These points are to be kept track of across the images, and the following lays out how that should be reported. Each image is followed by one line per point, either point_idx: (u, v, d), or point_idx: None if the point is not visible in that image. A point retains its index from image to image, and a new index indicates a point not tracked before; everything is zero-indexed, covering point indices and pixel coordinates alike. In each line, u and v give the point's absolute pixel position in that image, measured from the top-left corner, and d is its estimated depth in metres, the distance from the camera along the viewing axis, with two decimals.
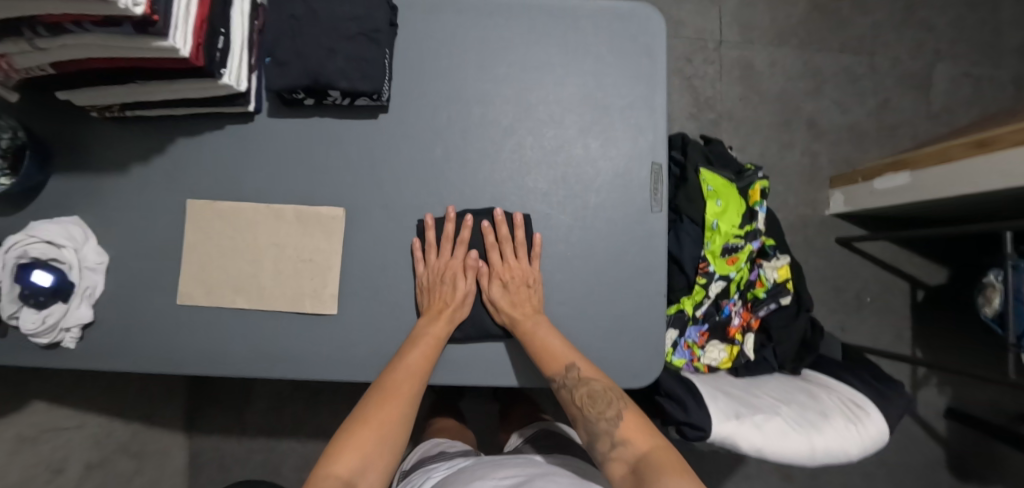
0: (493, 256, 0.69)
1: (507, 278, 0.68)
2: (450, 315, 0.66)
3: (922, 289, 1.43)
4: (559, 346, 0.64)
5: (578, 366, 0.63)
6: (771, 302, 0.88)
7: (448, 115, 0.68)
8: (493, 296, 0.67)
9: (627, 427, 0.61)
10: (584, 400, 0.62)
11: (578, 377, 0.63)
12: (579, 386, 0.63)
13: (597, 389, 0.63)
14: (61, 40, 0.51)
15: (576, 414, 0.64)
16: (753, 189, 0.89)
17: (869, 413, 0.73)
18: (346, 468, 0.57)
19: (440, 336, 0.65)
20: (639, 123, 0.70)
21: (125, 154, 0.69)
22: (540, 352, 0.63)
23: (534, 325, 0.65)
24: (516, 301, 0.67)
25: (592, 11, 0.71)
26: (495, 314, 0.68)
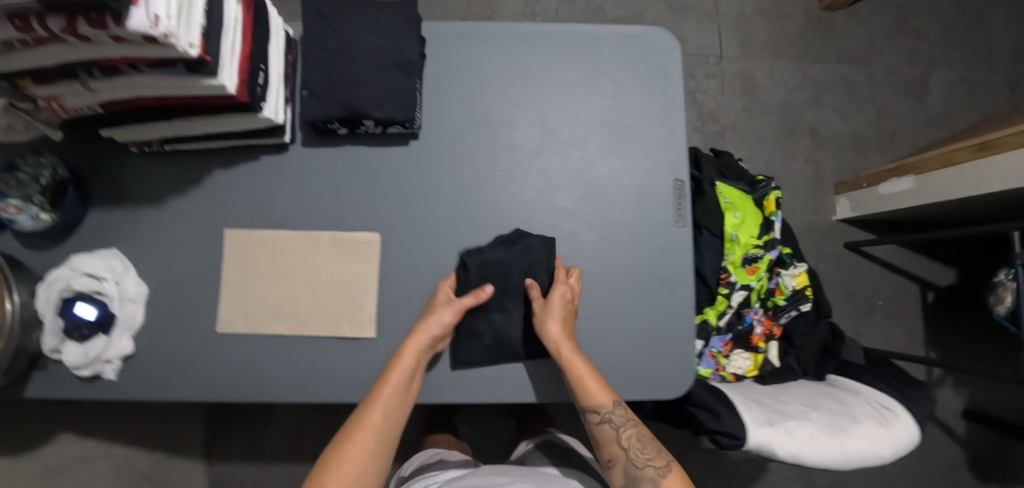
0: (556, 271, 0.68)
1: (568, 295, 0.66)
2: (425, 332, 0.63)
3: (932, 290, 1.45)
4: (596, 383, 0.63)
5: (624, 405, 0.66)
6: (792, 309, 0.90)
7: (475, 139, 0.70)
8: (551, 303, 0.65)
9: (671, 478, 0.65)
10: (632, 442, 0.67)
11: (625, 419, 0.66)
12: (626, 426, 0.66)
13: (644, 434, 0.68)
14: (114, 81, 0.53)
15: (619, 455, 0.67)
16: (767, 199, 0.91)
17: (898, 414, 0.74)
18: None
19: (413, 361, 0.63)
20: (661, 141, 0.72)
21: (161, 186, 0.71)
22: (578, 379, 0.63)
23: (575, 352, 0.64)
24: (567, 320, 0.66)
25: (610, 36, 0.73)
26: (545, 321, 0.64)
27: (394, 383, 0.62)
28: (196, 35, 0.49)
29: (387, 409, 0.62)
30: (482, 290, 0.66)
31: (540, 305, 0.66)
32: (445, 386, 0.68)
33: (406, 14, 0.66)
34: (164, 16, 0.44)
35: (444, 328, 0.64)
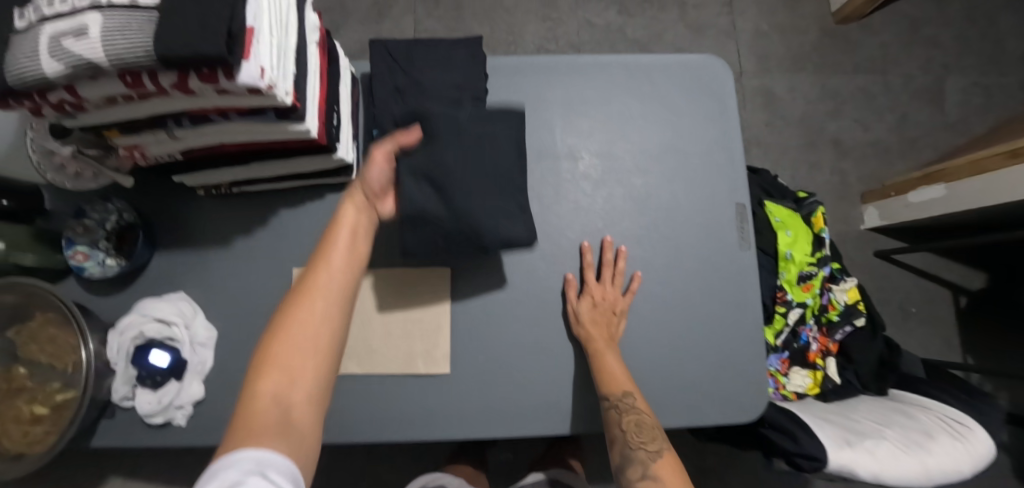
0: (588, 275, 0.69)
1: (599, 299, 0.67)
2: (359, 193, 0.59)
3: (965, 295, 1.45)
4: (617, 371, 0.64)
5: (638, 396, 0.63)
6: (846, 325, 0.90)
7: (539, 171, 0.72)
8: (579, 309, 0.67)
9: (662, 464, 0.61)
10: (631, 427, 0.62)
11: (632, 405, 0.62)
12: (630, 412, 0.62)
13: (645, 421, 0.62)
14: (200, 129, 0.54)
15: (615, 436, 0.62)
16: (815, 216, 0.92)
17: (972, 429, 0.73)
18: (275, 383, 0.47)
19: (353, 219, 0.57)
20: (720, 166, 0.73)
21: (228, 227, 0.71)
22: (598, 372, 0.64)
23: (605, 347, 0.65)
24: (598, 320, 0.66)
25: (664, 65, 0.75)
26: (572, 325, 0.67)
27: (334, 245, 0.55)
28: (290, 84, 0.50)
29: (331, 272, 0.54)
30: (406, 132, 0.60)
31: (574, 306, 0.67)
32: (520, 421, 0.67)
33: (471, 51, 0.68)
34: (268, 67, 0.45)
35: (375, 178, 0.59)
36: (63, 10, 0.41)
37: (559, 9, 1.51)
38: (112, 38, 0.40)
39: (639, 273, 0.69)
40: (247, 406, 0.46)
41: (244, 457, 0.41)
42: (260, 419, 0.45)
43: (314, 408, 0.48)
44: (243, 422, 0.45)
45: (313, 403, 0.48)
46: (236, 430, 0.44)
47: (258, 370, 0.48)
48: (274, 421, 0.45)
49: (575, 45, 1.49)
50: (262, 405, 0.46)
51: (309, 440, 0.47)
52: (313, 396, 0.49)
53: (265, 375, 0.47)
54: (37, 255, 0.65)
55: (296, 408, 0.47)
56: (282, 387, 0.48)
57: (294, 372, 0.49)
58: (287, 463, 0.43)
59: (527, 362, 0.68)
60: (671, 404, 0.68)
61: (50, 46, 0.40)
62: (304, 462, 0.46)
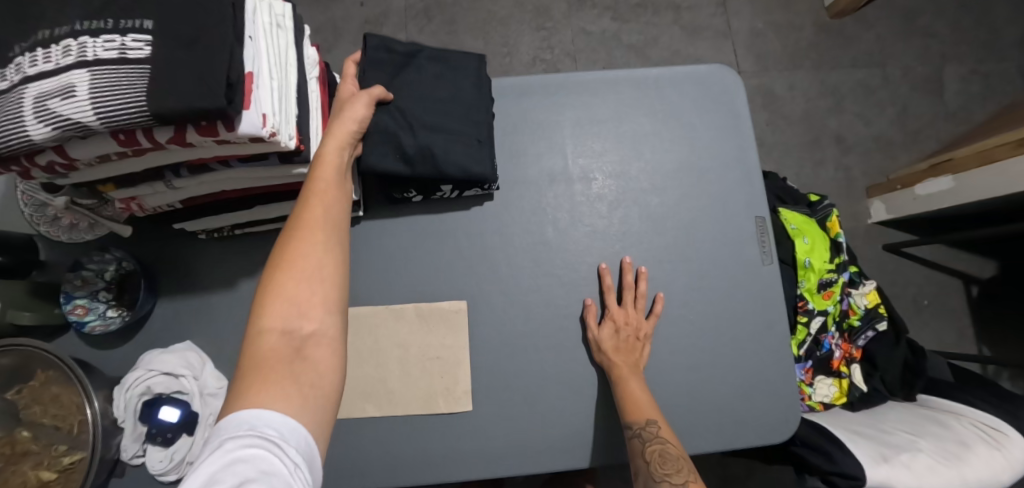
0: (609, 298, 0.66)
1: (621, 322, 0.65)
2: (343, 127, 0.55)
3: (976, 285, 1.44)
4: (644, 398, 0.61)
5: (660, 423, 0.60)
6: (868, 330, 0.90)
7: (552, 194, 0.70)
8: (600, 336, 0.64)
9: None
10: (654, 457, 0.58)
11: (656, 434, 0.59)
12: (652, 441, 0.59)
13: (671, 451, 0.59)
14: (199, 178, 0.51)
15: (638, 467, 0.59)
16: (830, 220, 0.91)
17: (1009, 435, 0.70)
18: (281, 319, 0.45)
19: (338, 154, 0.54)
20: (737, 179, 0.71)
21: (232, 271, 0.69)
22: (623, 400, 0.61)
23: (631, 375, 0.62)
24: (622, 347, 0.64)
25: (674, 78, 0.73)
26: (594, 353, 0.65)
27: (322, 176, 0.52)
28: (293, 127, 0.47)
29: (326, 202, 0.51)
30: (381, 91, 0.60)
31: (595, 331, 0.65)
32: (547, 455, 0.64)
33: (475, 77, 0.65)
34: (271, 114, 0.43)
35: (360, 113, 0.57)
36: (45, 67, 0.38)
37: (552, 18, 1.49)
38: (102, 97, 0.37)
39: (661, 294, 0.67)
40: (256, 346, 0.44)
41: (259, 418, 0.39)
42: (270, 359, 0.43)
43: (326, 341, 0.46)
44: (252, 364, 0.43)
45: (325, 336, 0.46)
46: (249, 374, 0.43)
47: (260, 308, 0.46)
48: (285, 359, 0.43)
49: (571, 54, 1.48)
50: (270, 344, 0.44)
51: (324, 377, 0.45)
52: (324, 329, 0.46)
53: (269, 311, 0.45)
54: (34, 313, 0.62)
55: (309, 343, 0.45)
56: (288, 320, 0.45)
57: (301, 305, 0.46)
58: (302, 432, 0.40)
59: (551, 394, 0.66)
60: (703, 431, 0.66)
61: (34, 107, 0.37)
62: (322, 403, 0.44)
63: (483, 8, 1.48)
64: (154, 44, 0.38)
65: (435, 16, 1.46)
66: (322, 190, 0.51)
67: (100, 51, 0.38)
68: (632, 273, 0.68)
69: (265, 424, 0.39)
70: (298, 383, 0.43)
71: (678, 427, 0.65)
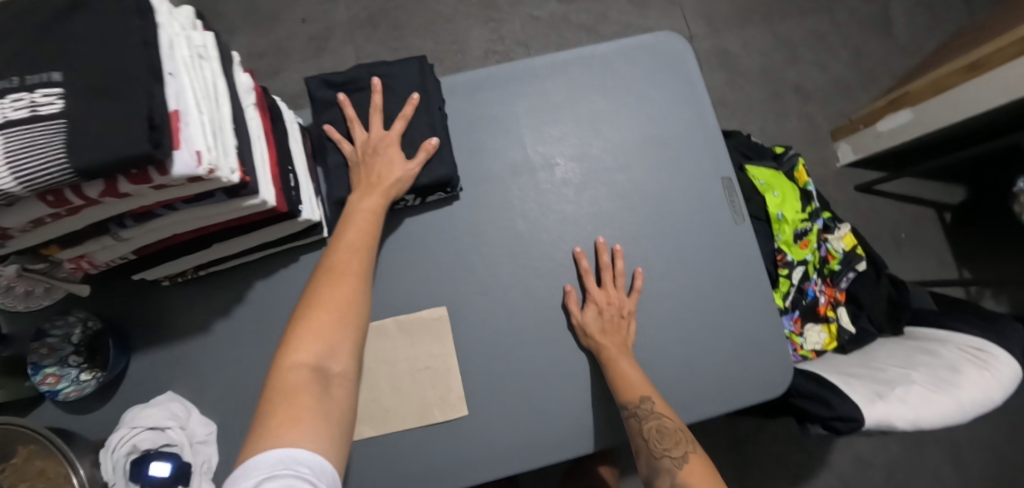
0: (588, 282, 0.66)
1: (603, 304, 0.64)
2: (386, 187, 0.59)
3: (949, 211, 1.48)
4: (636, 375, 0.61)
5: (654, 400, 0.60)
6: (849, 272, 0.91)
7: (517, 187, 0.69)
8: (585, 320, 0.64)
9: (692, 472, 0.57)
10: (652, 434, 0.58)
11: (650, 410, 0.59)
12: (649, 418, 0.59)
13: (667, 425, 0.59)
14: (147, 225, 0.49)
15: (639, 446, 0.59)
16: (797, 170, 0.92)
17: (996, 354, 0.71)
18: (312, 355, 0.49)
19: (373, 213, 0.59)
20: (700, 144, 0.71)
21: (206, 313, 0.67)
22: (615, 381, 0.61)
23: (619, 353, 0.62)
24: (607, 328, 0.63)
25: (624, 52, 0.73)
26: (581, 338, 0.64)
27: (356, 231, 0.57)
28: (234, 160, 0.45)
29: (360, 255, 0.56)
30: (428, 143, 0.60)
31: (578, 315, 0.64)
32: (550, 448, 0.64)
33: (420, 80, 0.63)
34: (205, 150, 0.41)
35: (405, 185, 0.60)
36: None
37: (500, 9, 1.47)
38: (17, 160, 0.35)
39: (639, 270, 0.67)
40: (284, 379, 0.47)
41: (292, 455, 0.42)
42: (297, 391, 0.46)
43: (349, 380, 0.50)
44: (279, 396, 0.46)
45: (348, 375, 0.50)
46: (274, 405, 0.46)
47: (289, 344, 0.49)
48: (314, 393, 0.47)
49: (523, 42, 1.46)
50: (298, 378, 0.47)
51: (344, 409, 0.48)
52: (349, 370, 0.50)
53: (301, 348, 0.49)
54: (4, 389, 0.60)
55: (335, 380, 0.49)
56: (319, 358, 0.49)
57: (331, 345, 0.50)
58: (332, 472, 0.44)
59: (546, 386, 0.65)
60: (700, 398, 0.66)
61: None
62: (342, 435, 0.47)
63: (429, 9, 1.45)
64: (66, 96, 0.36)
65: (380, 23, 1.43)
66: (355, 241, 0.57)
67: (10, 112, 0.36)
68: (608, 254, 0.68)
69: (299, 462, 0.42)
70: (325, 418, 0.46)
71: (677, 398, 0.66)
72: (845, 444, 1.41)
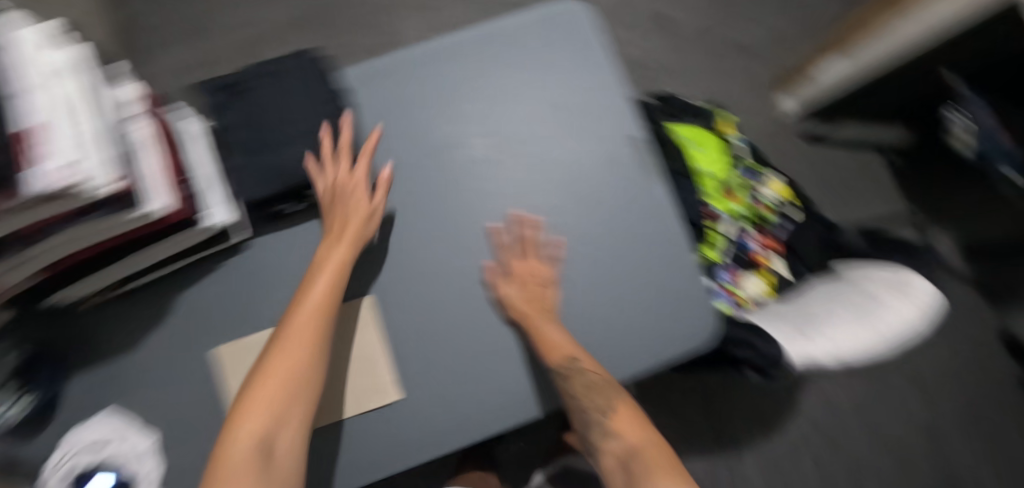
0: (507, 256, 0.68)
1: (523, 276, 0.67)
2: (351, 234, 0.63)
3: (895, 152, 1.51)
4: (567, 341, 0.63)
5: (585, 361, 0.63)
6: (783, 219, 0.93)
7: (432, 168, 0.71)
8: (507, 293, 0.66)
9: (619, 420, 0.66)
10: (580, 391, 0.62)
11: (578, 368, 0.62)
12: (575, 375, 0.62)
13: (595, 380, 0.63)
14: (32, 251, 0.48)
15: (571, 403, 0.64)
16: (720, 124, 0.97)
17: (916, 283, 0.73)
18: (257, 429, 0.54)
19: (339, 262, 0.61)
20: (604, 107, 0.74)
21: (136, 327, 0.68)
22: (541, 345, 0.62)
23: (541, 321, 0.64)
24: (530, 297, 0.66)
25: (525, 25, 0.75)
26: (504, 309, 0.66)
27: (317, 289, 0.60)
28: (108, 170, 0.42)
29: (315, 317, 0.58)
30: (382, 177, 0.66)
31: (502, 289, 0.67)
32: (488, 417, 0.66)
33: (311, 73, 0.66)
34: (67, 164, 0.38)
35: (368, 229, 0.64)
36: None
37: None
38: None
39: (557, 240, 0.70)
40: (229, 450, 0.53)
41: None
42: (240, 465, 0.52)
43: (294, 445, 0.56)
44: (226, 467, 0.52)
45: (293, 442, 0.56)
46: (222, 473, 0.52)
47: (238, 415, 0.55)
48: (256, 467, 0.53)
49: (461, 26, 1.45)
50: (241, 449, 0.53)
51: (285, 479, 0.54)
52: (292, 438, 0.55)
53: (245, 421, 0.54)
54: None
55: (279, 448, 0.54)
56: (265, 429, 0.54)
57: (279, 416, 0.55)
58: None
59: (478, 359, 0.67)
60: (628, 354, 0.68)
61: None
62: None
63: (362, 3, 1.44)
64: None
65: (312, 23, 1.42)
66: (314, 305, 0.59)
67: None
68: (524, 226, 0.70)
69: None
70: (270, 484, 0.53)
71: (606, 355, 0.68)
72: (816, 388, 1.45)
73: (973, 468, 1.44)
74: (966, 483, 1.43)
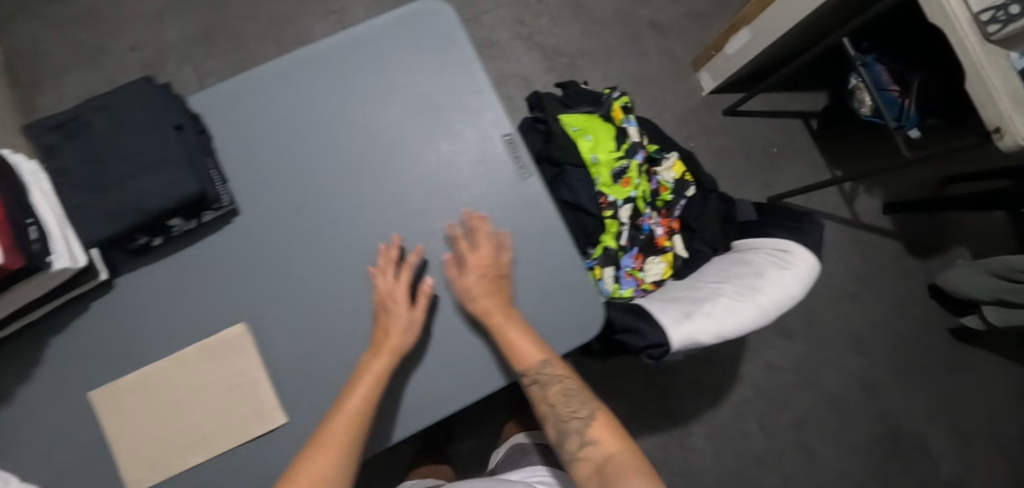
0: (461, 247, 0.68)
1: (481, 266, 0.66)
2: (390, 344, 0.63)
3: (814, 117, 1.53)
4: (526, 344, 0.64)
5: (554, 363, 0.66)
6: (680, 199, 0.94)
7: (299, 188, 0.69)
8: (467, 283, 0.66)
9: (596, 428, 0.67)
10: (557, 397, 0.68)
11: (551, 374, 0.66)
12: (552, 383, 0.67)
13: (569, 386, 0.69)
14: None
15: (547, 411, 0.69)
16: (614, 109, 0.94)
17: (794, 252, 0.76)
18: None
19: (376, 374, 0.62)
20: (473, 108, 0.72)
21: (4, 382, 0.65)
22: (507, 350, 0.64)
23: (504, 318, 0.65)
24: (487, 290, 0.66)
25: (382, 28, 0.72)
26: (465, 301, 0.66)
27: (355, 401, 0.61)
28: None
29: (349, 429, 0.60)
30: (424, 288, 0.67)
31: (461, 283, 0.67)
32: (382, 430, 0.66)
33: (145, 101, 0.62)
34: None
35: (410, 340, 0.64)
36: None
37: None
38: None
39: (505, 232, 0.70)
40: None
41: None
42: None
43: None
44: None
45: None
46: None
47: None
48: None
49: None
50: None
51: None
52: None
53: None
54: None
55: None
56: None
57: None
58: None
59: None
60: None
61: None
62: None
63: (264, 11, 1.40)
64: None
65: (216, 36, 1.38)
66: (348, 414, 0.60)
67: None
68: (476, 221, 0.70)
69: None
70: None
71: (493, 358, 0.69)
72: (758, 355, 1.49)
73: (908, 414, 1.50)
74: (905, 428, 1.49)
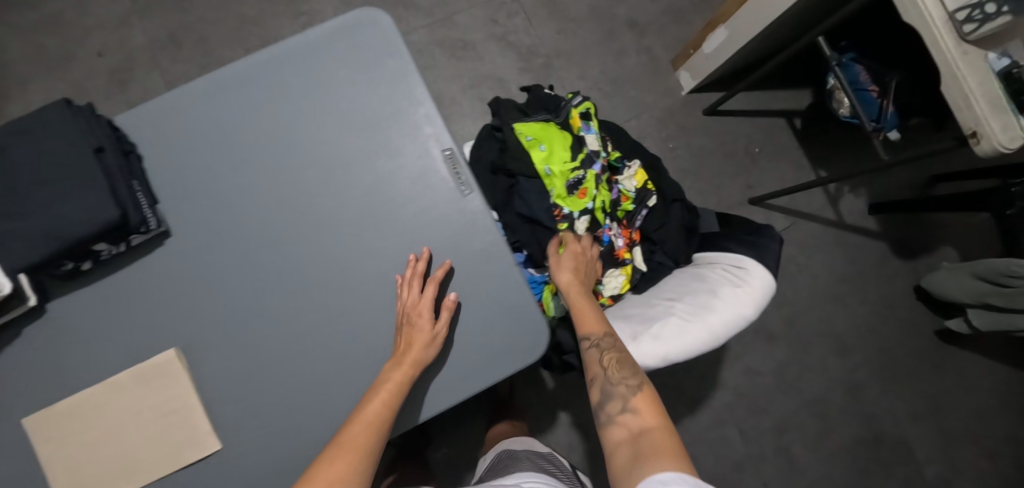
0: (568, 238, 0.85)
1: (579, 252, 0.83)
2: (411, 356, 0.63)
3: (797, 116, 1.49)
4: (592, 316, 0.74)
5: (616, 337, 0.70)
6: (641, 209, 0.91)
7: (235, 211, 0.68)
8: (564, 258, 0.82)
9: (642, 398, 0.62)
10: (612, 362, 0.67)
11: (608, 342, 0.69)
12: (611, 348, 0.68)
13: (626, 357, 0.67)
14: None
15: (597, 374, 0.67)
16: (572, 117, 0.90)
17: (749, 268, 0.74)
18: None
19: (398, 380, 0.62)
20: (412, 122, 0.70)
21: None
22: (578, 312, 0.74)
23: (583, 292, 0.78)
24: (578, 271, 0.81)
25: (318, 40, 0.70)
26: (557, 270, 0.80)
27: (377, 403, 0.61)
28: None
29: (371, 432, 0.59)
30: (448, 302, 0.66)
31: (557, 258, 0.82)
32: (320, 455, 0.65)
33: (64, 124, 0.61)
34: None
35: (430, 355, 0.63)
36: None
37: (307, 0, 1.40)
38: None
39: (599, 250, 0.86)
40: None
41: None
42: None
43: None
44: None
45: None
46: None
47: None
48: None
49: None
50: None
51: None
52: None
53: None
54: None
55: None
56: None
57: None
58: None
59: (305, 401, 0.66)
60: (454, 377, 0.67)
61: None
62: None
63: (231, 14, 1.37)
64: None
65: (183, 40, 1.36)
66: (376, 412, 0.60)
67: None
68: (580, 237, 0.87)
69: None
70: None
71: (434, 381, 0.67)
72: (739, 359, 1.47)
73: (893, 418, 1.47)
74: (889, 432, 1.47)
